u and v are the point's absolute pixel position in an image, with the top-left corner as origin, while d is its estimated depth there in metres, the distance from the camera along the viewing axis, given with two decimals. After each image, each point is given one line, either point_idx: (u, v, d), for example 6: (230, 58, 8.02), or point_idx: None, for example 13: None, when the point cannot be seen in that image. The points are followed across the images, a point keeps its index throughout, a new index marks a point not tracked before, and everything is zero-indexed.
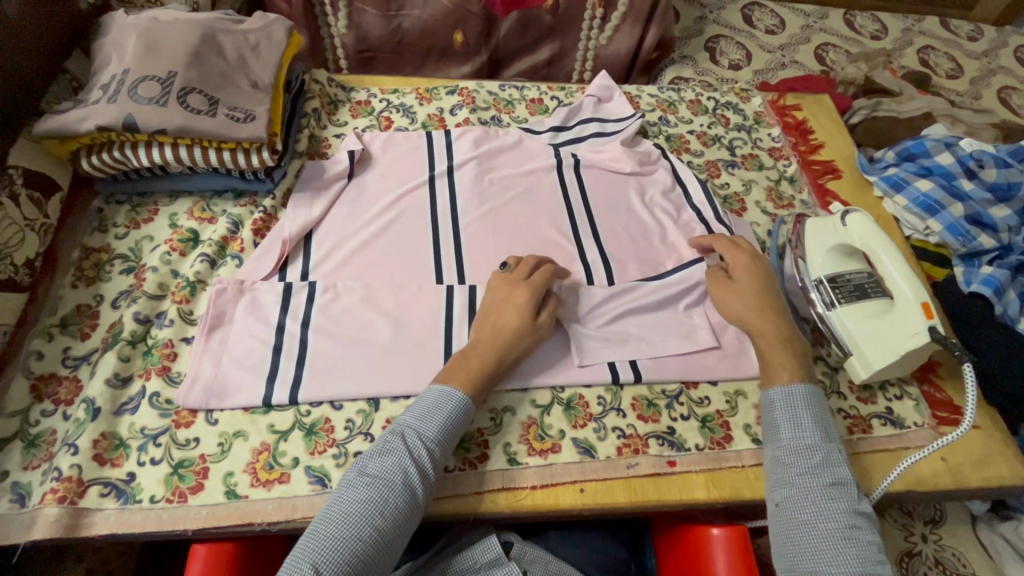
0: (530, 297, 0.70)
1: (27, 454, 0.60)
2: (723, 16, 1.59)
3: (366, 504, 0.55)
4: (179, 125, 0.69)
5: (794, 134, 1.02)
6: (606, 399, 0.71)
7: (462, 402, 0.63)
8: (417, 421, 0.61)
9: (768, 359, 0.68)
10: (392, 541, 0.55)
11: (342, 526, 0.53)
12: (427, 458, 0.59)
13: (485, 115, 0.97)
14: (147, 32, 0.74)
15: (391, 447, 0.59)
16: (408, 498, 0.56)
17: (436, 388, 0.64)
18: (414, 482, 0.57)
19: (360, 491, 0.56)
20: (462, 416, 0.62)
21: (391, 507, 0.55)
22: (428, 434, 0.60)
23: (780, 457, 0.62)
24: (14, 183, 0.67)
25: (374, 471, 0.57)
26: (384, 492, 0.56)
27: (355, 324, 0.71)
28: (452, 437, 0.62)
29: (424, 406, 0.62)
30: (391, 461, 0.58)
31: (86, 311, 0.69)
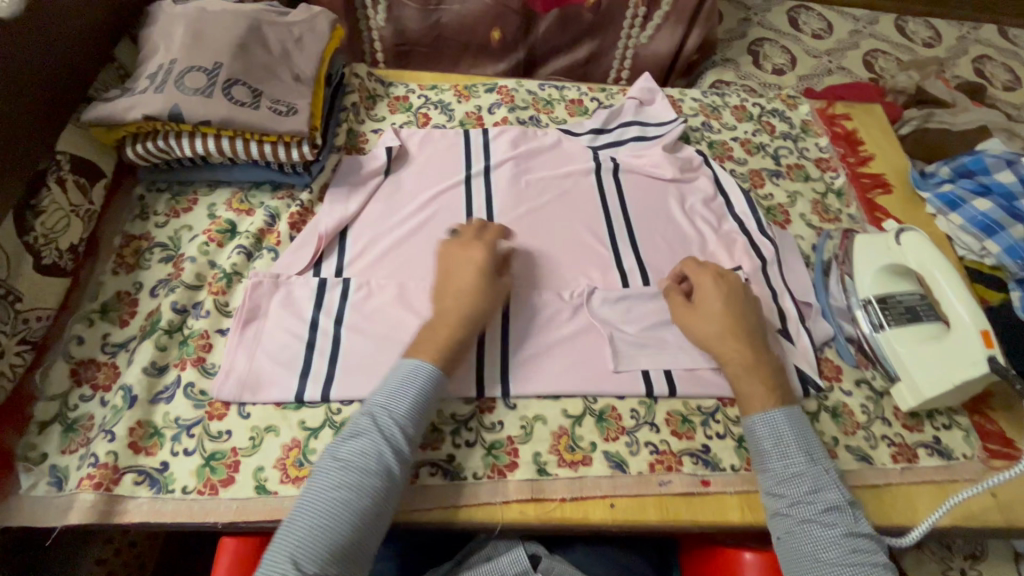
0: (488, 255, 0.71)
1: (66, 438, 0.61)
2: (768, 18, 1.54)
3: (342, 489, 0.54)
4: (223, 116, 0.68)
5: (842, 144, 0.98)
6: (640, 412, 0.69)
7: (430, 374, 0.62)
8: (385, 401, 0.60)
9: (744, 384, 0.66)
10: (373, 522, 0.54)
11: (318, 514, 0.53)
12: (398, 435, 0.58)
13: (524, 115, 0.95)
14: (195, 22, 0.74)
15: (362, 429, 0.58)
16: (384, 477, 0.56)
17: (402, 363, 0.62)
18: (390, 460, 0.57)
19: (335, 476, 0.55)
20: (433, 387, 0.61)
21: (367, 489, 0.55)
22: (397, 412, 0.59)
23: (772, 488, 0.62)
24: (61, 169, 0.68)
25: (347, 454, 0.56)
26: (358, 474, 0.55)
27: (386, 323, 0.71)
28: (426, 410, 0.61)
29: (392, 383, 0.61)
30: (361, 443, 0.57)
31: (125, 298, 0.70)
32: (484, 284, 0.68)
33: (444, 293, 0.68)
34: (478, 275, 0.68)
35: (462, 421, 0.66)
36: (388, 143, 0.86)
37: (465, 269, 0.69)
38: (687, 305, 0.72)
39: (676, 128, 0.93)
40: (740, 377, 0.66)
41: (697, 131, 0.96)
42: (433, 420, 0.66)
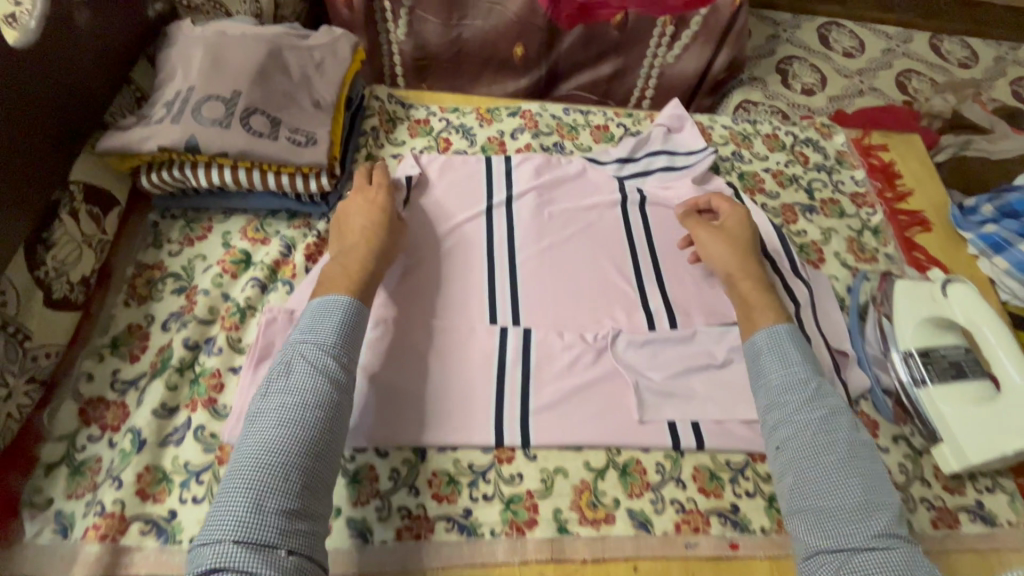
0: (388, 198, 0.75)
1: (73, 482, 0.59)
2: (797, 35, 1.49)
3: (285, 427, 0.53)
4: (241, 148, 0.66)
5: (879, 178, 0.94)
6: (665, 467, 0.66)
7: (350, 302, 0.62)
8: (309, 336, 0.59)
9: (751, 304, 0.70)
10: (324, 451, 0.54)
11: (263, 456, 0.52)
12: (332, 364, 0.58)
13: (548, 141, 0.92)
14: (214, 47, 0.71)
15: (291, 368, 0.57)
16: (326, 409, 0.56)
17: (321, 300, 0.62)
18: (327, 391, 0.57)
19: (274, 417, 0.54)
20: (355, 315, 0.62)
21: (311, 421, 0.54)
22: (324, 343, 0.59)
23: (774, 399, 0.62)
24: (74, 200, 0.66)
25: (283, 393, 0.56)
26: (297, 410, 0.54)
27: (401, 365, 0.68)
28: (353, 339, 0.61)
29: (313, 319, 0.61)
30: (295, 380, 0.56)
31: (137, 331, 0.68)
32: (383, 217, 0.72)
33: (358, 232, 0.70)
34: (378, 214, 0.72)
35: (480, 472, 0.64)
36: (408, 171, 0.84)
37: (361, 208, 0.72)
38: (709, 236, 0.77)
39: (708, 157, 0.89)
40: (747, 300, 0.71)
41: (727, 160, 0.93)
42: (451, 471, 0.64)
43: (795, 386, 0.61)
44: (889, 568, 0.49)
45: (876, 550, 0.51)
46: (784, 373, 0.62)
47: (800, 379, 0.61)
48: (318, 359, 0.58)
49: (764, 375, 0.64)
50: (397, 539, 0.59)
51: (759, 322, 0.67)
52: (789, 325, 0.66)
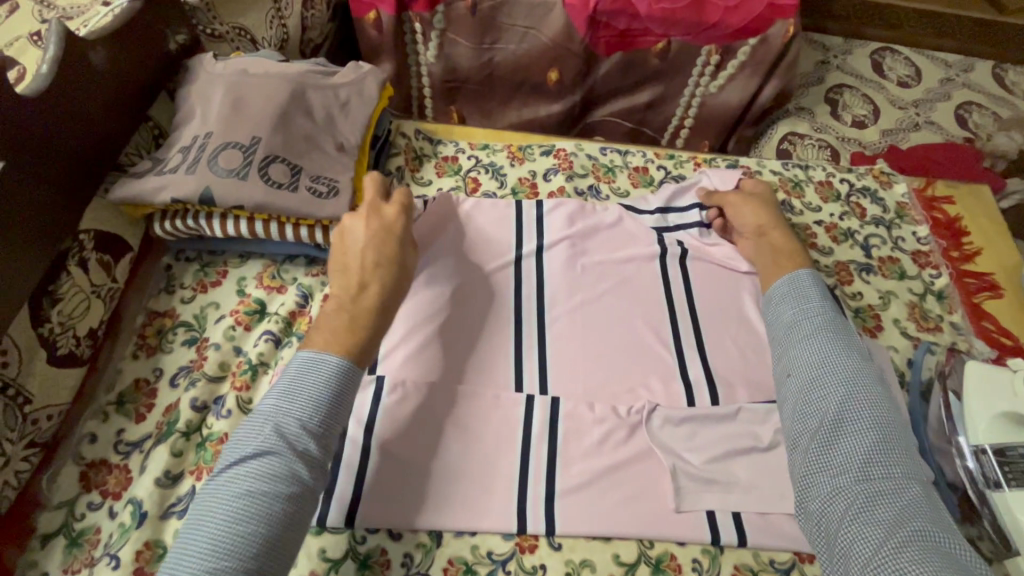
0: (402, 225, 0.65)
1: (69, 555, 0.55)
2: (849, 61, 1.40)
3: (239, 520, 0.47)
4: (258, 201, 0.63)
5: (944, 235, 0.86)
6: (703, 564, 0.60)
7: (336, 368, 0.54)
8: (283, 407, 0.52)
9: (778, 254, 0.74)
10: (281, 548, 0.47)
11: (210, 554, 0.45)
12: (303, 445, 0.51)
13: (583, 184, 0.86)
14: (235, 87, 0.67)
15: (258, 445, 0.51)
16: (289, 497, 0.49)
17: (303, 361, 0.55)
18: (294, 473, 0.50)
19: (229, 505, 0.48)
20: (340, 384, 0.54)
21: (268, 517, 0.47)
22: (298, 418, 0.52)
23: (789, 332, 0.65)
24: (83, 249, 0.63)
25: (242, 477, 0.49)
26: (255, 500, 0.48)
27: (421, 434, 0.63)
28: (333, 411, 0.53)
29: (290, 384, 0.54)
30: (259, 462, 0.50)
31: (144, 387, 0.64)
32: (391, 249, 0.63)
33: (368, 266, 0.61)
34: (385, 248, 0.63)
35: (500, 562, 0.59)
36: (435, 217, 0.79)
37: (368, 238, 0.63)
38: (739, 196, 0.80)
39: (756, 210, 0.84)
40: (773, 253, 0.74)
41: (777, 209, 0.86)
42: (469, 559, 0.59)
43: (809, 325, 0.64)
44: (895, 496, 0.52)
45: (884, 481, 0.52)
46: (799, 312, 0.66)
47: (817, 315, 0.65)
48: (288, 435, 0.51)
49: (779, 313, 0.68)
50: None
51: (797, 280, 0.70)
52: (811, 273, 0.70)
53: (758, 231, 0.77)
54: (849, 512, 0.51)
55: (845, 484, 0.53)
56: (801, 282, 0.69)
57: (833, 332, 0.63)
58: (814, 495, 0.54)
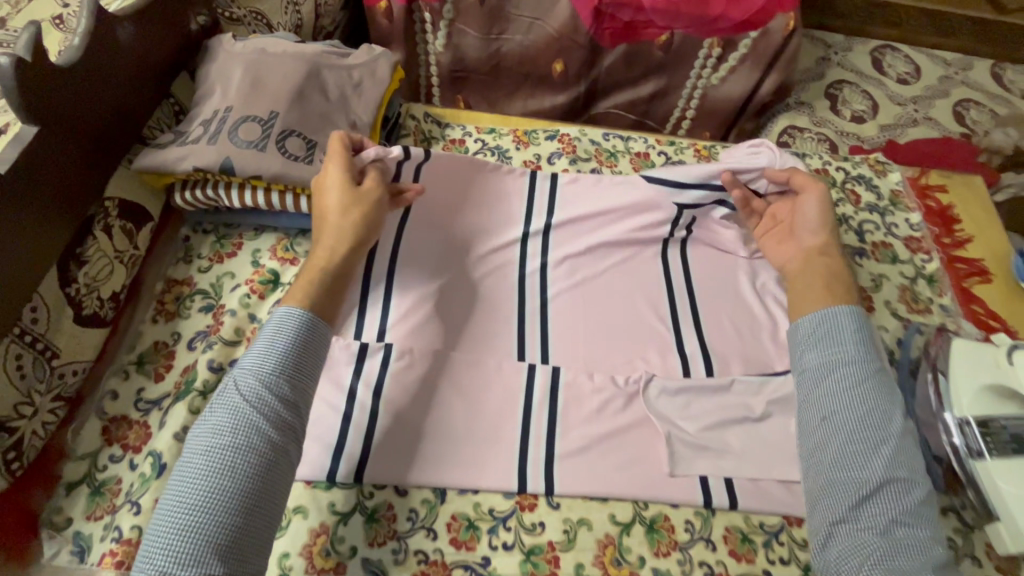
0: (342, 175, 0.65)
1: (92, 502, 0.58)
2: (849, 58, 1.43)
3: (216, 477, 0.48)
4: (275, 171, 0.65)
5: (936, 222, 0.89)
6: (695, 525, 0.63)
7: (301, 325, 0.56)
8: (250, 367, 0.53)
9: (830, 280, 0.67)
10: (260, 504, 0.49)
11: (191, 511, 0.47)
12: (270, 401, 0.52)
13: (585, 167, 0.89)
14: (254, 66, 0.71)
15: (230, 404, 0.52)
16: (264, 454, 0.50)
17: (272, 321, 0.56)
18: (268, 433, 0.51)
19: (205, 463, 0.49)
20: (305, 341, 0.55)
21: (239, 471, 0.49)
22: (264, 377, 0.53)
23: (821, 371, 0.60)
24: (109, 216, 0.66)
25: (212, 435, 0.51)
26: (231, 457, 0.49)
27: (428, 396, 0.67)
28: (303, 369, 0.55)
29: (259, 346, 0.55)
30: (228, 419, 0.51)
31: (162, 349, 0.67)
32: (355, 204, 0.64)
33: (322, 224, 0.64)
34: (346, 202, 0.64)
35: (501, 519, 0.61)
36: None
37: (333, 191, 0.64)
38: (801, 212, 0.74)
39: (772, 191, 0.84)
40: (827, 275, 0.67)
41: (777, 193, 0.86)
42: (471, 515, 0.61)
43: (851, 367, 0.59)
44: (919, 552, 0.50)
45: (909, 540, 0.51)
46: (830, 356, 0.60)
47: (855, 359, 0.59)
48: (258, 394, 0.52)
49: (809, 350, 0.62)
50: None
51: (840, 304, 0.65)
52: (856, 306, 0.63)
53: (815, 252, 0.71)
54: (869, 562, 0.50)
55: (868, 537, 0.51)
56: (844, 316, 0.62)
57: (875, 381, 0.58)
58: (834, 544, 0.53)
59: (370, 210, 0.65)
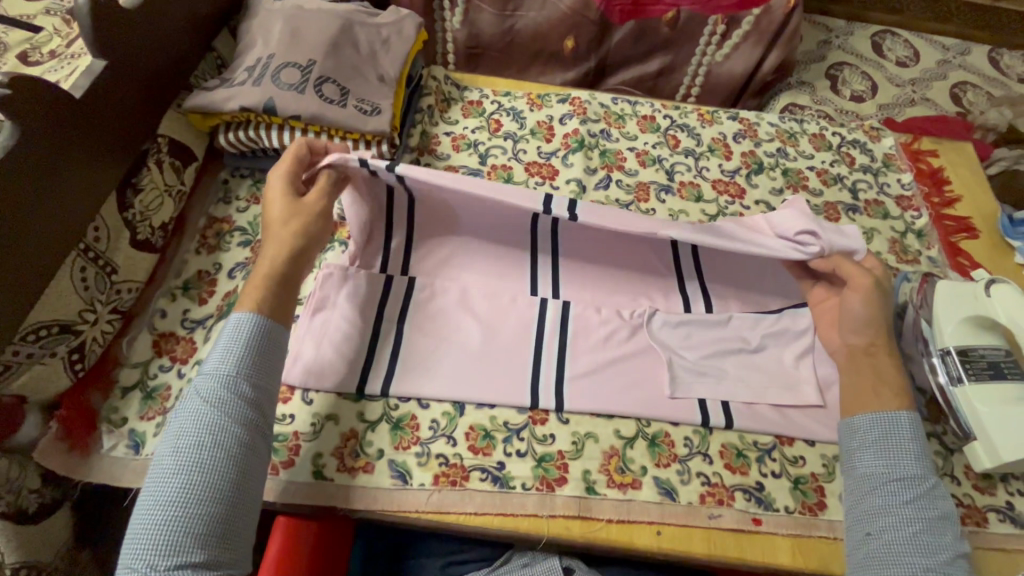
0: (290, 187, 0.66)
1: (145, 405, 0.64)
2: (850, 42, 1.48)
3: (187, 473, 0.51)
4: (313, 112, 0.72)
5: (927, 183, 0.94)
6: (693, 441, 0.68)
7: (258, 326, 0.58)
8: (210, 370, 0.56)
9: (882, 381, 0.65)
10: (234, 494, 0.52)
11: (166, 507, 0.50)
12: (232, 399, 0.55)
13: (595, 128, 0.94)
14: (292, 20, 0.77)
15: (193, 408, 0.54)
16: (229, 448, 0.52)
17: (230, 325, 0.58)
18: (233, 428, 0.53)
19: (174, 463, 0.51)
20: (262, 339, 0.58)
21: (208, 465, 0.51)
22: (224, 377, 0.55)
23: (871, 488, 0.59)
24: (160, 151, 0.72)
25: (180, 436, 0.53)
26: (197, 455, 0.52)
27: (447, 325, 0.72)
28: (262, 368, 0.57)
29: (217, 350, 0.57)
30: (192, 420, 0.53)
31: (205, 277, 0.73)
32: (303, 215, 0.65)
33: (267, 233, 0.64)
34: (291, 214, 0.65)
35: (515, 430, 0.67)
36: (465, 162, 0.88)
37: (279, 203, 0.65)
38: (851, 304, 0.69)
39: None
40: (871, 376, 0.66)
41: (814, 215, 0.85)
42: (487, 426, 0.67)
43: (904, 478, 0.59)
44: None
45: None
46: (887, 461, 0.60)
47: (906, 478, 0.59)
48: (219, 394, 0.54)
49: (858, 458, 0.62)
50: (434, 483, 0.63)
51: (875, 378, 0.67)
52: (911, 411, 0.63)
53: (861, 351, 0.68)
54: None
55: None
56: (896, 425, 0.62)
57: (926, 502, 0.57)
58: None
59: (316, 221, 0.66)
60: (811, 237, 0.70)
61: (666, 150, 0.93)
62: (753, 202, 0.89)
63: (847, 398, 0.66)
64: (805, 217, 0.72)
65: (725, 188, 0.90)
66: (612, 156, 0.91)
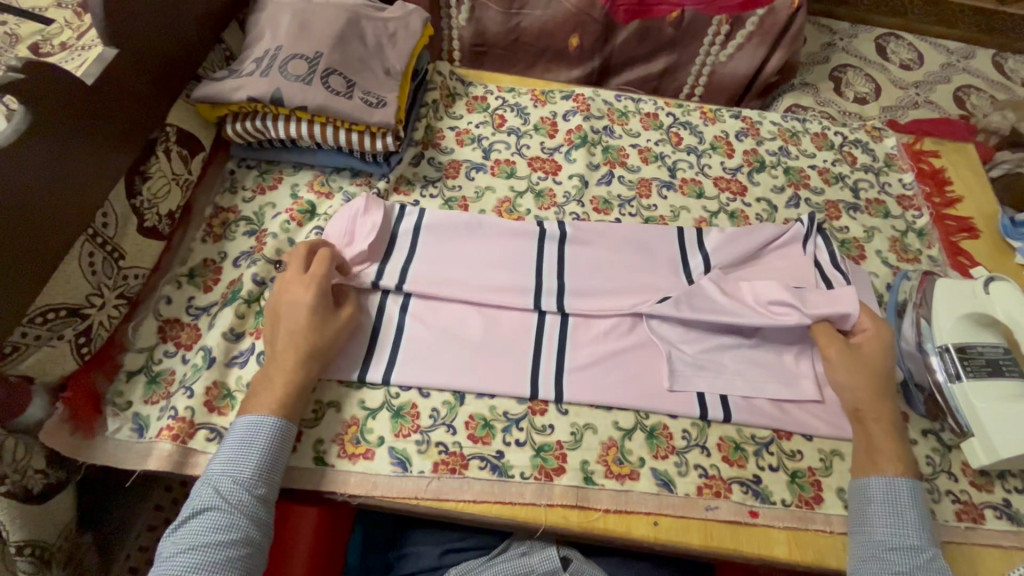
0: (319, 292, 0.67)
1: (150, 389, 0.65)
2: (854, 44, 1.49)
3: (200, 571, 0.52)
4: (319, 104, 0.73)
5: (928, 183, 0.94)
6: (692, 434, 0.69)
7: (276, 427, 0.60)
8: (227, 466, 0.58)
9: (876, 446, 0.65)
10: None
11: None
12: (247, 499, 0.56)
13: (598, 124, 0.95)
14: (300, 13, 0.79)
15: (208, 504, 0.56)
16: (244, 548, 0.54)
17: (248, 422, 0.60)
18: (247, 528, 0.55)
19: (189, 560, 0.53)
20: (279, 439, 0.60)
21: (220, 564, 0.53)
22: (241, 476, 0.57)
23: (877, 554, 0.59)
24: (168, 140, 0.73)
25: (195, 533, 0.54)
26: (213, 552, 0.53)
27: (449, 316, 0.73)
28: (276, 467, 0.59)
29: (233, 446, 0.59)
30: (207, 519, 0.55)
31: (210, 265, 0.74)
32: (323, 321, 0.66)
33: (288, 341, 0.64)
34: (311, 322, 0.65)
35: (514, 420, 0.67)
36: (468, 157, 0.89)
37: (300, 310, 0.65)
38: (845, 356, 0.68)
39: (818, 245, 0.80)
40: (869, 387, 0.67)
41: (821, 225, 0.84)
42: (486, 416, 0.67)
43: (909, 547, 0.58)
44: None
45: None
46: (895, 528, 0.59)
47: (911, 547, 0.58)
48: (234, 492, 0.56)
49: (870, 525, 0.61)
50: (434, 470, 0.64)
51: (869, 371, 0.68)
52: (912, 478, 0.62)
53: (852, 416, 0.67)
54: None
55: None
56: (902, 494, 0.61)
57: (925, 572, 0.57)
58: None
59: (336, 334, 0.66)
60: (789, 306, 0.70)
61: (669, 147, 0.94)
62: (755, 199, 0.89)
63: (860, 458, 0.65)
64: (784, 289, 0.71)
65: (727, 186, 0.90)
66: (615, 153, 0.92)
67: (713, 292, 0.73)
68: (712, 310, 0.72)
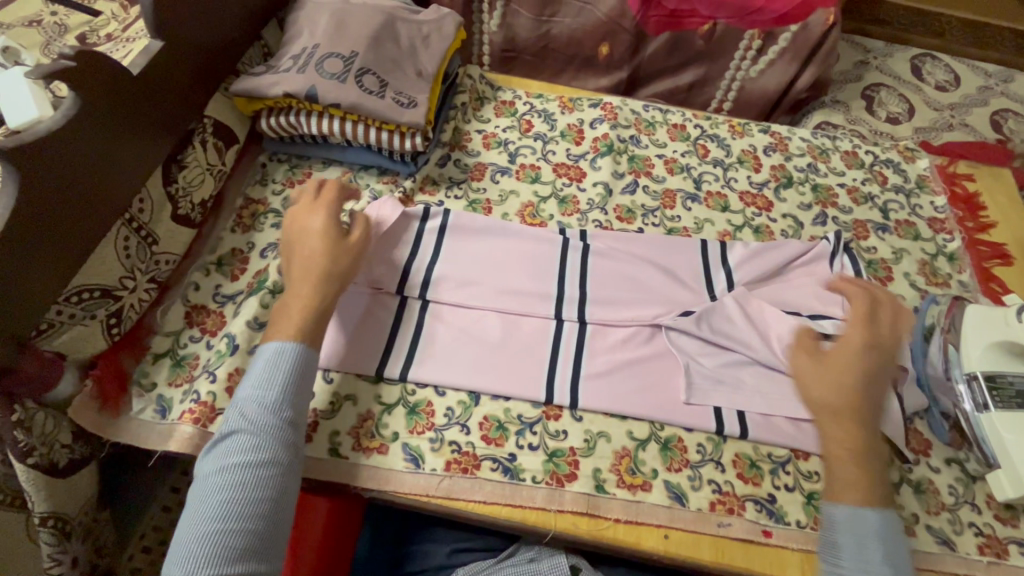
0: (328, 218, 0.70)
1: (173, 372, 0.67)
2: (888, 63, 1.46)
3: (238, 484, 0.54)
4: (352, 101, 0.75)
5: (961, 207, 0.93)
6: (706, 448, 0.68)
7: (301, 355, 0.61)
8: (257, 390, 0.58)
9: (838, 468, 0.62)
10: (277, 509, 0.55)
11: (215, 516, 0.52)
12: (278, 420, 0.57)
13: (625, 133, 0.95)
14: (338, 13, 0.81)
15: (239, 426, 0.57)
16: (279, 465, 0.56)
17: (272, 349, 0.61)
18: (280, 449, 0.56)
19: (224, 476, 0.54)
20: (304, 367, 0.61)
21: (257, 481, 0.54)
22: (270, 399, 0.58)
23: None
24: (205, 131, 0.75)
25: (229, 452, 0.55)
26: (246, 470, 0.54)
27: (468, 316, 0.73)
28: (302, 394, 0.60)
29: (259, 374, 0.60)
30: (241, 438, 0.56)
31: (238, 255, 0.76)
32: (335, 244, 0.68)
33: (305, 267, 0.66)
34: (326, 244, 0.67)
35: (528, 424, 0.67)
36: (494, 160, 0.90)
37: (315, 235, 0.68)
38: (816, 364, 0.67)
39: (845, 264, 0.79)
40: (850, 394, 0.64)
41: (848, 245, 0.83)
42: (501, 418, 0.67)
43: None
44: None
45: None
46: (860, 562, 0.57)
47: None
48: (266, 414, 0.57)
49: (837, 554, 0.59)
50: (446, 469, 0.64)
51: (841, 369, 0.66)
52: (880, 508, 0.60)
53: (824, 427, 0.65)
54: None
55: None
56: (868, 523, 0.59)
57: None
58: None
59: (353, 257, 0.68)
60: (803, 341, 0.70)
61: (695, 159, 0.93)
62: (780, 215, 0.88)
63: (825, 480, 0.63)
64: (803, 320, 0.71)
65: (752, 201, 0.89)
66: (641, 163, 0.92)
67: (735, 312, 0.73)
68: (732, 332, 0.72)
